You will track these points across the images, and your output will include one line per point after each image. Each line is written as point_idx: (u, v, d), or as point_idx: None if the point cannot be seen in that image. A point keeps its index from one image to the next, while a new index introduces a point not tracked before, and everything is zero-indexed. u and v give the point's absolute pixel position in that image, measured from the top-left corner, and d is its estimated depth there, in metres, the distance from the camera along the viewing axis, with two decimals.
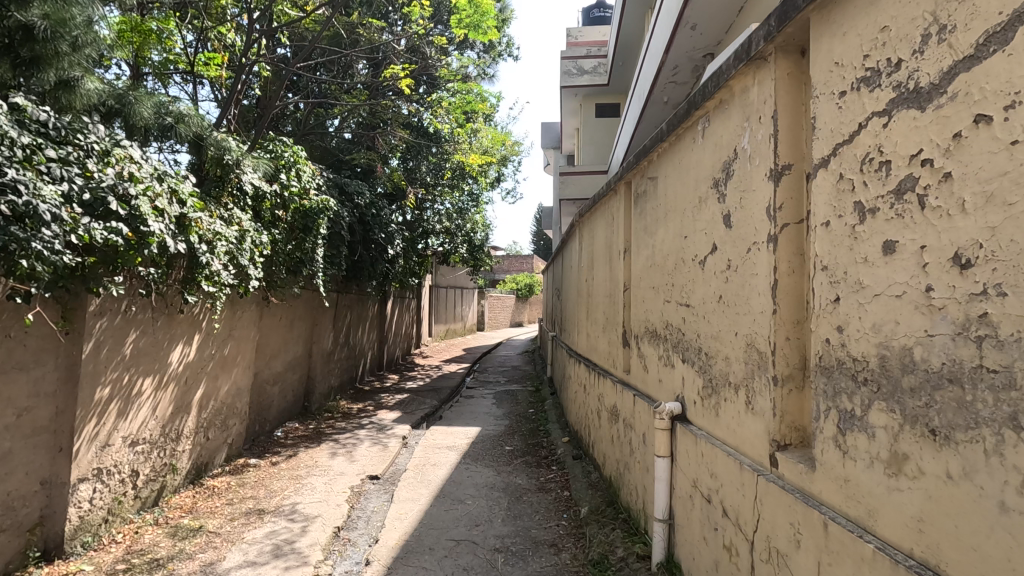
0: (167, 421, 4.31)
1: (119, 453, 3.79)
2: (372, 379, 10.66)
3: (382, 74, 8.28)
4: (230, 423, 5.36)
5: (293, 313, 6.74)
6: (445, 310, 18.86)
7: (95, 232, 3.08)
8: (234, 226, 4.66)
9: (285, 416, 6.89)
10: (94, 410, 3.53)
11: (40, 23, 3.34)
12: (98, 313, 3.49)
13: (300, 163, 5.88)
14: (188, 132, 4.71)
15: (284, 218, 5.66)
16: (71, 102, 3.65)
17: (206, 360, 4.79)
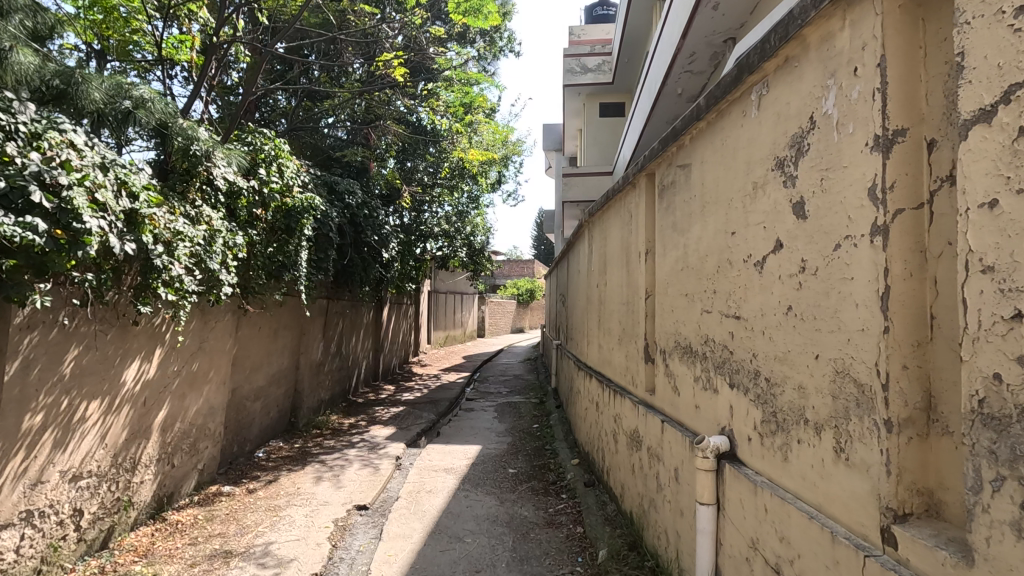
0: (120, 449, 3.75)
1: (56, 491, 3.22)
2: (366, 391, 10.08)
3: (374, 63, 7.74)
4: (201, 446, 4.79)
5: (277, 322, 6.18)
6: (444, 316, 18.26)
7: (7, 228, 2.54)
8: (201, 226, 4.10)
9: (268, 434, 6.32)
10: (20, 442, 2.97)
11: None
12: (25, 326, 2.95)
13: (283, 157, 5.33)
14: (149, 119, 4.15)
15: (264, 218, 5.10)
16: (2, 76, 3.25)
17: (170, 377, 4.24)
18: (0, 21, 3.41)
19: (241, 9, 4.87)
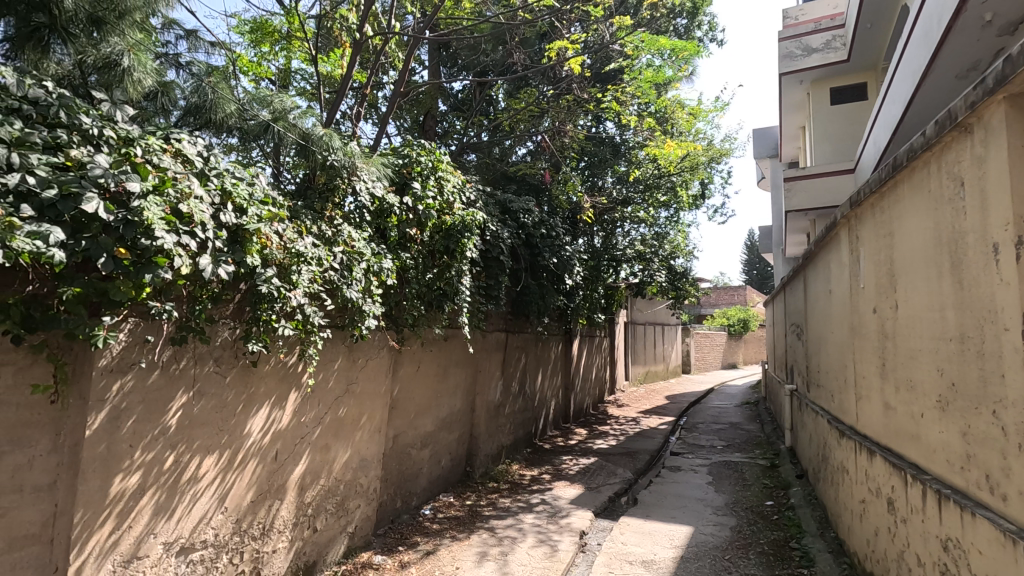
0: (245, 513, 3.19)
1: (158, 568, 2.72)
2: (554, 434, 8.99)
3: (548, 57, 6.89)
4: (353, 505, 4.10)
5: (445, 360, 5.44)
6: (643, 350, 16.49)
7: (23, 245, 1.90)
8: (335, 248, 3.44)
9: (438, 487, 5.52)
10: (109, 511, 2.50)
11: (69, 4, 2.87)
12: (113, 370, 2.48)
13: (443, 169, 4.55)
14: (289, 132, 3.78)
15: (419, 239, 4.37)
16: (125, 89, 3.18)
17: (308, 426, 3.61)
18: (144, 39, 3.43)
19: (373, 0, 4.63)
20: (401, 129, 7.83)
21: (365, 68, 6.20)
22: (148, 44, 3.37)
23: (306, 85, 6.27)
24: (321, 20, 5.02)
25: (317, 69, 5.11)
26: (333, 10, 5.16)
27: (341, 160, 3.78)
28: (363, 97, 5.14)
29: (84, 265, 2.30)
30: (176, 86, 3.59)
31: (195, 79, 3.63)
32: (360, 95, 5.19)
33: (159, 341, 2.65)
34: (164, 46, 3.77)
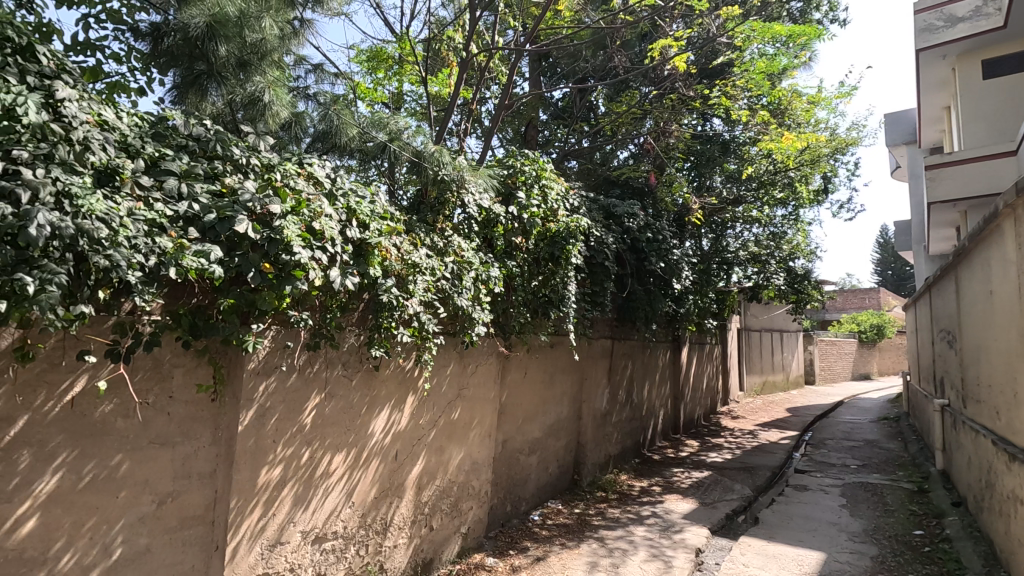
0: (369, 508, 3.41)
1: (297, 553, 3.00)
2: (664, 445, 8.66)
3: (651, 57, 6.71)
4: (466, 506, 4.23)
5: (551, 366, 5.45)
6: (760, 359, 15.41)
7: (194, 261, 2.20)
8: (447, 258, 3.61)
9: (546, 494, 5.53)
10: (257, 499, 2.79)
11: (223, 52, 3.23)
12: (260, 372, 2.77)
13: (547, 178, 4.60)
14: (403, 151, 4.00)
15: (525, 247, 4.44)
16: (266, 122, 3.57)
17: (424, 428, 3.80)
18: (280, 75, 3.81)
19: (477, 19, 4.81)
20: (504, 140, 8.06)
21: (470, 85, 6.47)
22: (284, 80, 3.78)
23: (416, 106, 6.67)
24: (429, 43, 5.33)
25: (427, 89, 5.39)
26: (439, 32, 5.47)
27: (451, 174, 3.95)
28: (469, 113, 5.34)
29: (237, 279, 2.59)
30: (306, 116, 4.07)
31: (323, 107, 3.99)
32: (467, 111, 5.40)
33: (297, 347, 2.93)
34: (297, 81, 4.20)
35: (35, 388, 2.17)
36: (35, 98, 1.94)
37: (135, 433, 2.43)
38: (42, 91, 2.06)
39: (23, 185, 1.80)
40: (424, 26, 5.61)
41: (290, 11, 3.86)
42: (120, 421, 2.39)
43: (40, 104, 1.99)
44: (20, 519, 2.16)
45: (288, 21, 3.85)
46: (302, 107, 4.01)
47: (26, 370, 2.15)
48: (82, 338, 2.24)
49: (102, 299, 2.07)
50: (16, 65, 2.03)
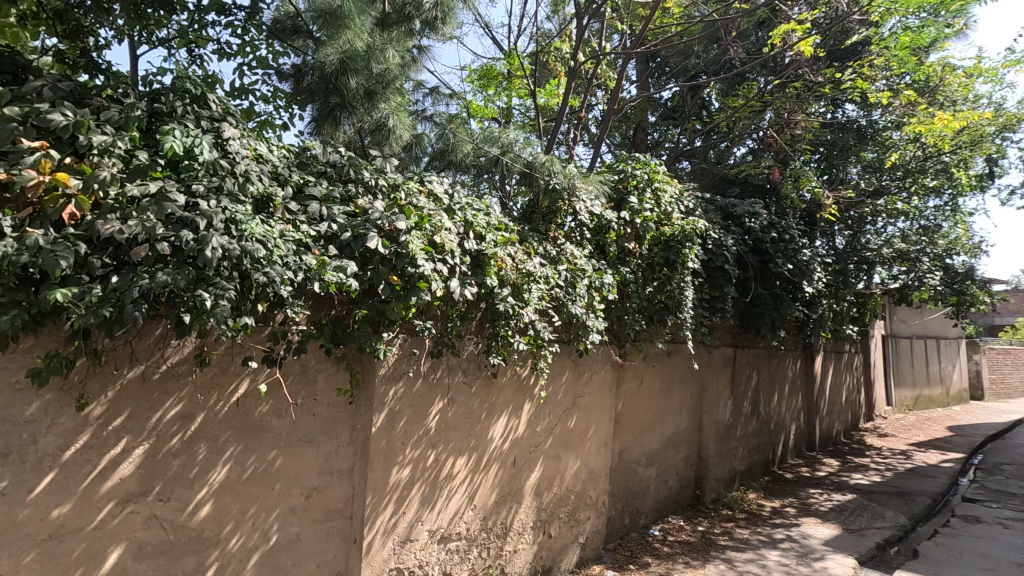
0: (490, 512, 3.50)
1: (425, 551, 3.15)
2: (797, 462, 7.95)
3: (772, 44, 6.27)
4: (584, 516, 4.18)
5: (669, 375, 5.23)
6: (912, 369, 13.62)
7: (333, 276, 2.42)
8: (560, 266, 3.63)
9: (667, 508, 5.30)
10: (389, 497, 2.98)
11: (355, 84, 3.58)
12: (389, 378, 2.97)
13: (660, 180, 4.47)
14: (515, 163, 4.01)
15: (638, 252, 4.33)
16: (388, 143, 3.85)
17: (541, 435, 3.83)
18: (402, 100, 4.08)
19: (585, 27, 4.80)
20: (612, 145, 8.01)
21: (578, 94, 6.53)
22: (405, 105, 4.07)
23: (525, 118, 6.83)
24: (539, 56, 5.43)
25: (536, 101, 5.50)
26: (549, 45, 5.54)
27: (562, 183, 3.96)
28: (578, 121, 5.36)
29: (369, 291, 2.80)
30: (425, 136, 4.42)
31: (439, 128, 4.28)
32: (574, 119, 5.42)
33: (422, 354, 3.10)
34: (416, 104, 4.50)
35: (210, 389, 2.50)
36: (208, 139, 2.25)
37: (287, 431, 2.71)
38: (213, 132, 2.39)
39: (200, 214, 2.09)
40: (531, 40, 5.74)
41: (409, 40, 4.14)
42: (275, 420, 2.68)
43: (211, 144, 2.31)
44: (199, 502, 2.48)
45: (407, 49, 4.11)
46: (422, 129, 4.34)
47: (203, 373, 2.48)
48: (245, 345, 2.55)
49: (260, 311, 2.34)
50: (193, 112, 2.37)
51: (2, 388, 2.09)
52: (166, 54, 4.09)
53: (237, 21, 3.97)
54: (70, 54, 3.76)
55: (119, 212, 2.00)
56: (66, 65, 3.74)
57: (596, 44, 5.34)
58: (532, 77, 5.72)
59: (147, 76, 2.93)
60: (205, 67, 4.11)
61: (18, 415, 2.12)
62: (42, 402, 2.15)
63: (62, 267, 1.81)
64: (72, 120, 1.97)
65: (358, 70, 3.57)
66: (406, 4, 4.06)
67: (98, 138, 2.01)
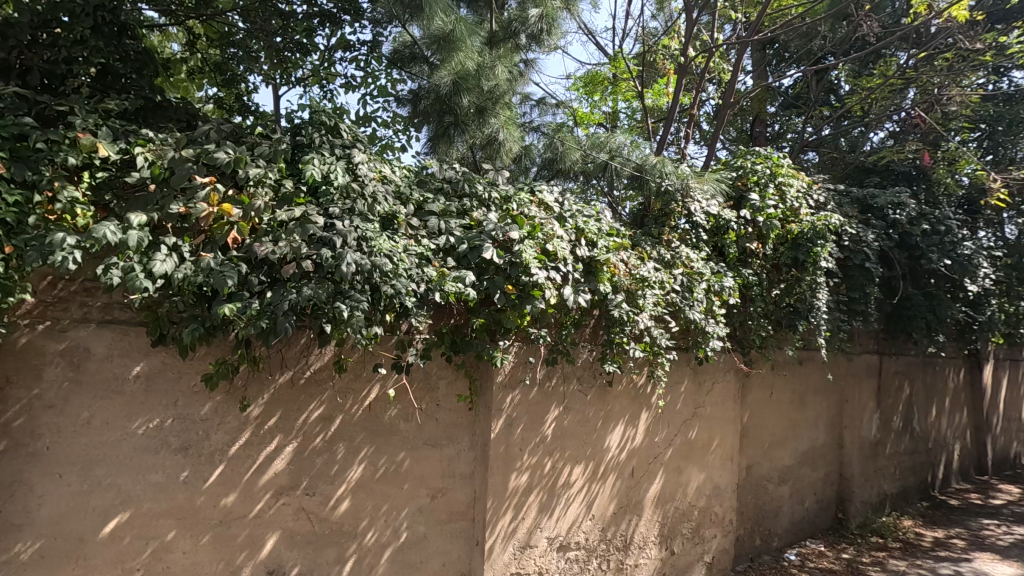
0: (609, 523, 3.43)
1: (544, 558, 3.16)
2: (965, 488, 6.89)
3: (915, 13, 5.58)
4: (709, 534, 3.95)
5: (802, 386, 4.79)
6: None
7: (453, 286, 2.53)
8: (676, 270, 3.49)
9: (804, 531, 4.85)
10: (508, 502, 3.03)
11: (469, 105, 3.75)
12: (506, 385, 3.03)
13: (784, 175, 4.17)
14: (624, 167, 3.86)
15: (762, 253, 4.06)
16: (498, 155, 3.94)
17: (661, 446, 3.69)
18: (510, 113, 4.17)
19: (694, 21, 4.61)
20: (727, 141, 7.61)
21: (690, 91, 6.34)
22: (514, 118, 4.15)
23: (632, 121, 6.72)
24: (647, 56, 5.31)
25: (644, 102, 5.36)
26: (657, 43, 5.40)
27: (675, 184, 3.82)
28: (690, 119, 5.15)
29: (486, 300, 2.89)
30: (533, 147, 4.49)
31: (548, 138, 4.26)
32: (686, 118, 5.22)
33: (537, 362, 3.13)
34: (524, 116, 4.59)
35: (346, 394, 2.72)
36: (341, 165, 2.47)
37: (413, 434, 2.88)
38: (345, 158, 2.61)
39: (337, 233, 2.30)
40: (637, 41, 5.62)
41: (516, 54, 4.24)
42: (402, 424, 2.85)
43: (344, 169, 2.53)
44: (339, 498, 2.70)
45: (514, 64, 4.23)
46: (530, 140, 4.40)
47: (340, 379, 2.71)
48: (375, 353, 2.74)
49: (389, 321, 2.51)
50: (328, 141, 2.62)
51: (183, 391, 2.42)
52: (302, 91, 4.55)
53: (361, 55, 4.33)
54: (227, 100, 4.33)
55: (271, 235, 2.25)
56: (225, 110, 4.31)
57: (707, 37, 5.11)
58: (639, 78, 5.61)
59: (289, 113, 3.29)
60: (335, 100, 4.53)
61: (195, 414, 2.44)
62: (214, 403, 2.47)
63: (228, 285, 2.08)
64: (233, 157, 2.25)
65: (472, 89, 3.74)
66: (512, 21, 4.19)
67: (253, 171, 2.27)
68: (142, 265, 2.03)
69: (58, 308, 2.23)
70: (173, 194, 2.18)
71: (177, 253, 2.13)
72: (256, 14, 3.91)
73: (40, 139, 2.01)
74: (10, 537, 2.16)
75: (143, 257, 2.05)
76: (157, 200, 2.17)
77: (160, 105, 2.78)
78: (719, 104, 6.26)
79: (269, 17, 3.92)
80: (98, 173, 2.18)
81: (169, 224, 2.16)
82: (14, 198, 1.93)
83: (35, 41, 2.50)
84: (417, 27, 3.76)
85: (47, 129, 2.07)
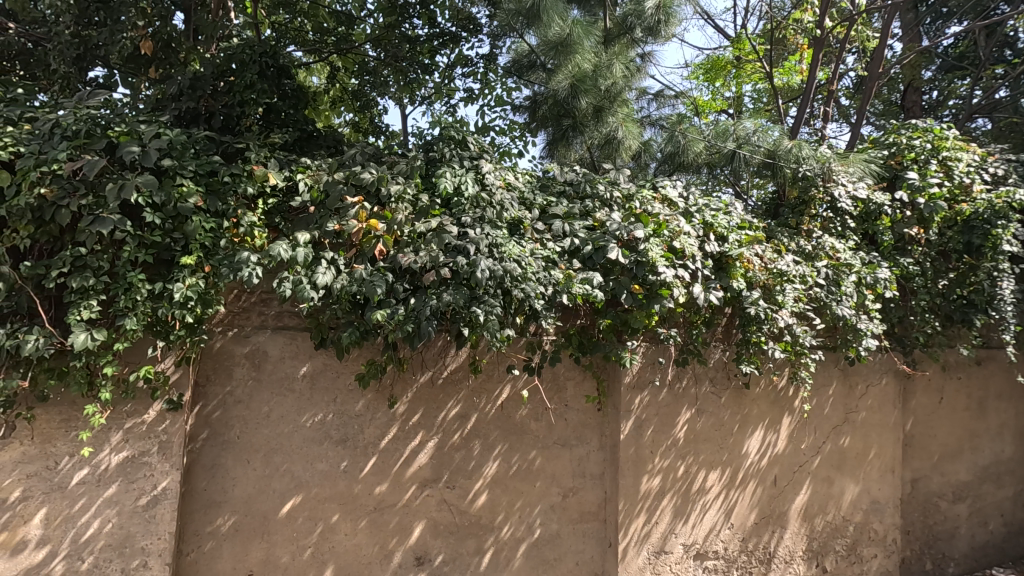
0: (750, 533, 3.24)
1: (681, 565, 3.06)
2: None
3: None
4: (869, 553, 3.55)
5: (982, 390, 4.15)
6: None
7: (580, 288, 2.56)
8: (819, 262, 3.21)
9: (990, 558, 4.18)
10: (641, 505, 2.98)
11: (587, 106, 3.75)
12: (635, 386, 2.99)
13: (950, 147, 3.65)
14: (755, 154, 3.58)
15: (924, 239, 3.60)
16: (616, 153, 3.91)
17: (807, 454, 3.40)
18: (627, 108, 4.08)
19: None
20: (873, 115, 6.86)
21: (826, 66, 5.80)
22: (631, 115, 4.06)
23: (757, 104, 6.31)
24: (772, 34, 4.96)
25: (773, 83, 4.99)
26: (786, 18, 5.01)
27: (815, 168, 3.51)
28: (828, 95, 4.69)
29: (613, 300, 2.89)
30: (652, 142, 4.33)
31: (666, 130, 4.04)
32: (823, 95, 4.77)
33: (667, 362, 3.05)
34: (642, 110, 4.52)
35: (481, 393, 2.86)
36: (471, 177, 2.61)
37: (544, 434, 2.95)
38: (473, 169, 2.75)
39: (470, 242, 2.43)
40: (761, 18, 5.26)
41: (631, 49, 4.19)
42: (533, 424, 2.93)
43: (473, 180, 2.66)
44: (476, 492, 2.85)
45: (630, 59, 4.15)
46: (649, 135, 4.27)
47: (475, 379, 2.85)
48: (506, 355, 2.85)
49: (519, 323, 2.60)
50: (458, 154, 2.77)
51: (341, 389, 2.70)
52: (426, 108, 4.86)
53: (479, 68, 4.52)
54: (363, 123, 4.71)
55: (412, 246, 2.44)
56: (361, 132, 4.74)
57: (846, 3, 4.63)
58: (766, 58, 5.25)
59: (418, 130, 3.51)
60: (456, 114, 4.78)
61: (352, 410, 2.71)
62: (366, 400, 2.73)
63: (378, 292, 2.31)
64: (376, 176, 2.47)
65: (591, 88, 3.73)
66: (627, 15, 4.13)
67: (394, 189, 2.49)
68: (307, 277, 2.30)
69: (242, 316, 2.60)
70: (329, 214, 2.45)
71: (335, 266, 2.38)
72: (388, 42, 4.26)
73: (227, 174, 2.36)
74: (212, 511, 2.55)
75: (308, 271, 2.32)
76: (316, 220, 2.46)
77: (313, 134, 3.19)
78: (864, 76, 5.62)
79: (399, 44, 4.24)
80: (269, 200, 2.50)
81: (327, 240, 2.41)
82: (211, 225, 2.28)
83: (217, 89, 2.96)
84: (532, 35, 3.86)
85: (230, 165, 2.42)
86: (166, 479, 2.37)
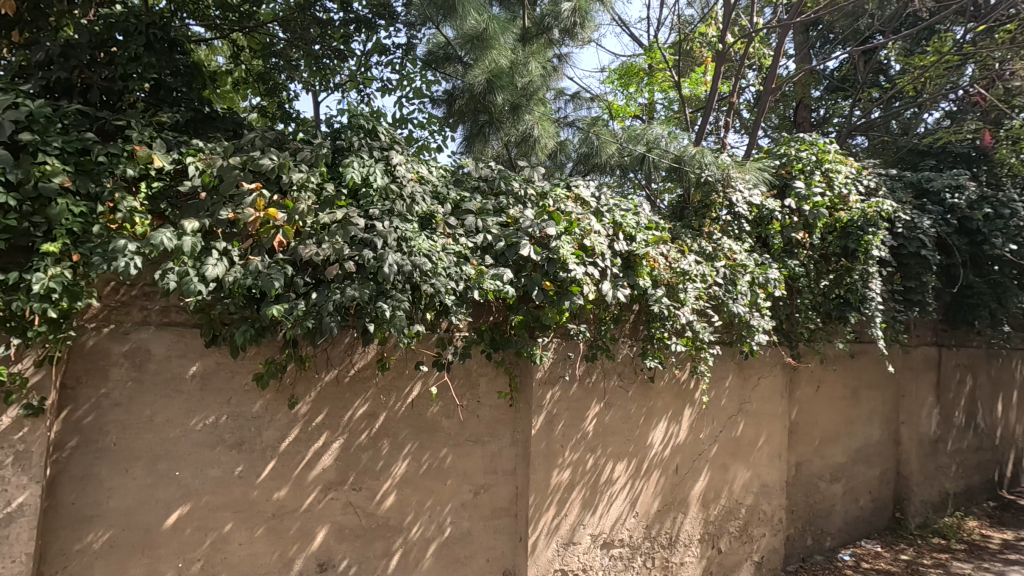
0: (653, 520, 3.39)
1: (588, 554, 3.15)
2: None
3: None
4: (758, 533, 3.84)
5: (856, 380, 4.60)
6: None
7: (491, 283, 2.56)
8: (718, 263, 3.42)
9: (860, 531, 4.65)
10: (551, 498, 3.03)
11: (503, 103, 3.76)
12: (546, 381, 3.03)
13: (832, 161, 4.01)
14: (663, 159, 3.75)
15: (809, 243, 3.92)
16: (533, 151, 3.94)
17: (705, 443, 3.62)
18: (544, 108, 4.13)
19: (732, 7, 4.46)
20: (769, 128, 7.41)
21: (729, 79, 6.19)
22: (548, 114, 4.12)
23: (668, 112, 6.61)
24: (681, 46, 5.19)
25: (681, 92, 5.22)
26: (694, 31, 5.26)
27: (715, 174, 3.73)
28: (730, 107, 4.99)
29: (525, 296, 2.91)
30: (568, 143, 4.41)
31: (582, 132, 4.17)
32: (726, 106, 5.07)
33: (577, 358, 3.12)
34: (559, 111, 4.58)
35: (390, 391, 2.78)
36: (379, 168, 2.53)
37: (456, 431, 2.92)
38: (384, 160, 2.67)
39: (378, 235, 2.34)
40: (672, 29, 5.50)
41: (548, 49, 4.24)
42: (445, 421, 2.90)
43: (382, 172, 2.58)
44: (385, 493, 2.77)
45: (547, 59, 4.20)
46: (565, 135, 4.32)
47: (384, 377, 2.77)
48: (416, 352, 2.79)
49: (430, 319, 2.56)
50: (367, 144, 2.67)
51: (236, 389, 2.53)
52: (340, 96, 4.65)
53: (396, 58, 4.39)
54: (270, 108, 4.43)
55: (315, 237, 2.32)
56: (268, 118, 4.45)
57: (746, 21, 4.94)
58: (676, 68, 5.50)
59: (328, 119, 3.35)
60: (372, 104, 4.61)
61: (248, 412, 2.54)
62: (265, 401, 2.57)
63: (276, 286, 2.16)
64: (277, 163, 2.33)
65: (506, 87, 3.76)
66: (545, 16, 4.15)
67: (297, 176, 2.36)
68: (195, 269, 2.12)
69: (120, 312, 2.36)
70: (223, 201, 2.28)
71: (228, 257, 2.22)
72: (296, 23, 4.02)
73: (101, 153, 2.13)
74: (83, 527, 2.30)
75: (197, 262, 2.15)
76: (208, 207, 2.27)
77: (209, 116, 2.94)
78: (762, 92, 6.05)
79: (309, 26, 4.03)
80: (154, 184, 2.30)
81: (219, 229, 2.24)
82: (80, 209, 2.05)
83: (95, 60, 2.65)
84: (450, 27, 3.79)
85: (108, 143, 2.19)
86: (23, 493, 2.11)
